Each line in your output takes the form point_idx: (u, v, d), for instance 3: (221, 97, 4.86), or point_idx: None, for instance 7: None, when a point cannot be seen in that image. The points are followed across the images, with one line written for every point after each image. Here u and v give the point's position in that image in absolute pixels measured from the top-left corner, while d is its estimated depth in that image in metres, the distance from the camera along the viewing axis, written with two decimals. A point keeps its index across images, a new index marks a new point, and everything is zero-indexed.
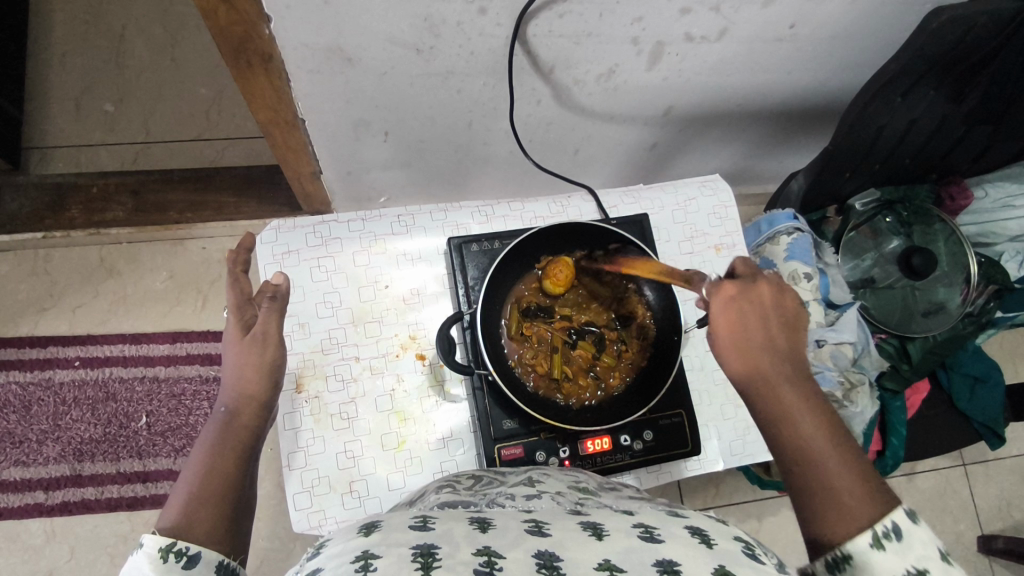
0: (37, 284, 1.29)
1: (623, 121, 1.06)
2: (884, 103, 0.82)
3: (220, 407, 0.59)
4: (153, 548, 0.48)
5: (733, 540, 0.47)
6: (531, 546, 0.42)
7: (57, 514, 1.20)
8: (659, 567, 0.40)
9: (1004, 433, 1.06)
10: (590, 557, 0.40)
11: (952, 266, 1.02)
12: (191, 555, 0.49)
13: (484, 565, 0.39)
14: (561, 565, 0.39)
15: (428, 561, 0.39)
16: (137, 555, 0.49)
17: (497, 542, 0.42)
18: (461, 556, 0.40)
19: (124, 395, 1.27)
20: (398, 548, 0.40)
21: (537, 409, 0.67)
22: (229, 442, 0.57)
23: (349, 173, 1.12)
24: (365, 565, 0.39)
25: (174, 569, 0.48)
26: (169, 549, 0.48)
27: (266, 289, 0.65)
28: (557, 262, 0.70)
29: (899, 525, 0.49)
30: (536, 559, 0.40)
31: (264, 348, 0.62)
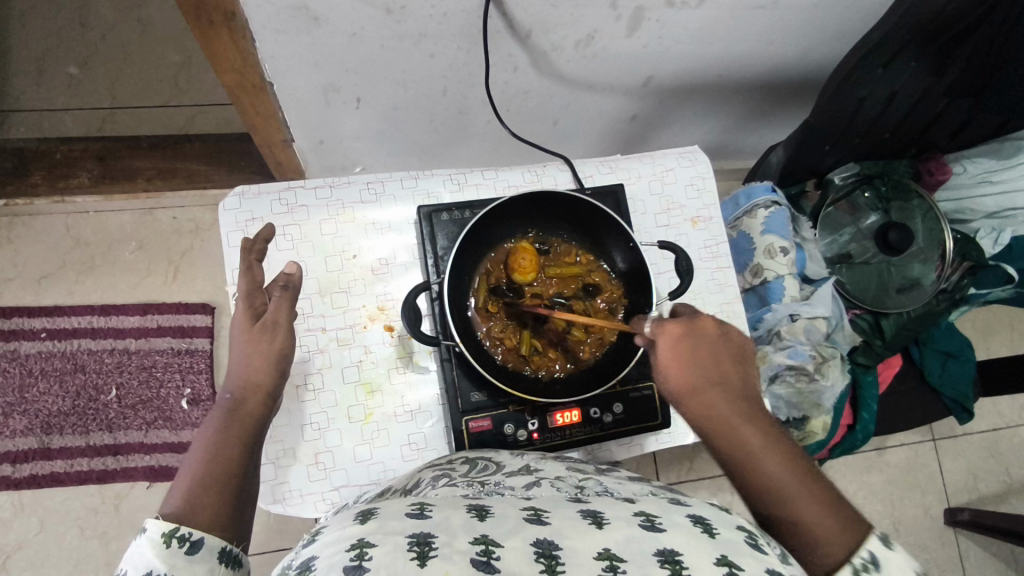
0: (1, 253, 1.25)
1: (603, 90, 1.03)
2: (864, 73, 0.80)
3: (224, 395, 0.58)
4: (155, 532, 0.48)
5: (736, 529, 0.46)
6: (531, 534, 0.41)
7: (25, 487, 1.18)
8: (660, 558, 0.40)
9: (972, 408, 1.08)
10: (588, 546, 0.40)
11: (928, 243, 1.02)
12: (193, 540, 0.48)
13: (481, 555, 0.38)
14: (560, 553, 0.39)
15: (425, 550, 0.38)
16: (139, 540, 0.48)
17: (495, 530, 0.41)
18: (458, 545, 0.39)
19: (94, 366, 1.24)
20: (394, 537, 0.40)
21: (505, 382, 0.66)
22: (234, 430, 0.56)
23: (321, 141, 1.10)
24: (360, 553, 0.38)
25: (177, 554, 0.47)
26: (171, 534, 0.48)
27: (277, 281, 0.63)
28: (521, 250, 0.69)
29: (876, 555, 0.48)
30: (534, 548, 0.39)
31: (271, 338, 0.60)
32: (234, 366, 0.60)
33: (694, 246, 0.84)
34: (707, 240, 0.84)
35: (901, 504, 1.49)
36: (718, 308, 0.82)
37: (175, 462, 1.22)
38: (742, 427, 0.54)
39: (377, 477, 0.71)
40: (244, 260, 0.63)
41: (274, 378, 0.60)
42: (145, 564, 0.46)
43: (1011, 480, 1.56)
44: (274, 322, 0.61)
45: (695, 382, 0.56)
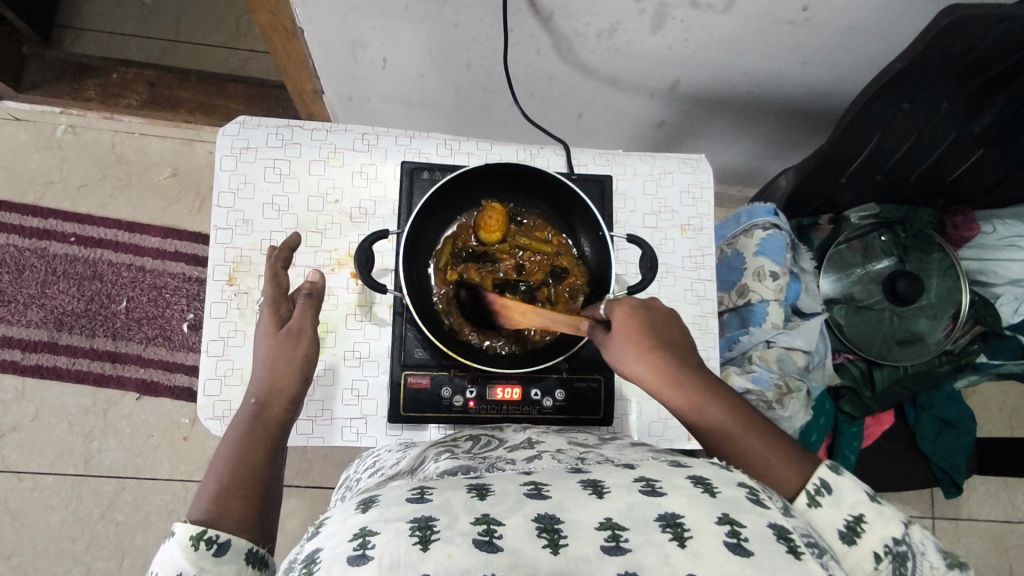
0: (50, 157, 1.34)
1: (628, 89, 1.02)
2: (884, 107, 0.76)
3: (249, 401, 0.58)
4: (184, 536, 0.49)
5: (738, 486, 0.42)
6: (532, 510, 0.39)
7: (29, 375, 1.26)
8: (662, 522, 0.37)
9: (962, 483, 1.03)
10: (589, 517, 0.38)
11: (940, 300, 0.96)
12: (221, 543, 0.50)
13: (483, 535, 0.37)
14: (561, 528, 0.38)
15: (426, 534, 0.37)
16: (169, 542, 0.49)
17: (496, 508, 0.39)
18: (460, 527, 0.38)
19: (111, 277, 1.32)
20: (395, 523, 0.38)
21: (447, 343, 0.66)
22: (255, 439, 0.56)
23: (350, 98, 1.13)
24: (363, 542, 0.37)
25: (206, 557, 0.49)
26: (199, 537, 0.49)
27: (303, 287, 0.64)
28: (489, 211, 0.69)
29: (826, 479, 0.50)
30: (535, 524, 0.38)
31: (293, 350, 0.60)
32: (254, 374, 0.60)
33: (679, 253, 0.82)
34: (693, 250, 0.82)
35: None
36: (691, 319, 0.80)
37: (165, 379, 1.28)
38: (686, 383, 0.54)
39: (314, 414, 0.72)
40: (271, 266, 0.65)
41: (297, 385, 0.60)
42: (176, 567, 0.48)
43: None
44: (299, 331, 0.61)
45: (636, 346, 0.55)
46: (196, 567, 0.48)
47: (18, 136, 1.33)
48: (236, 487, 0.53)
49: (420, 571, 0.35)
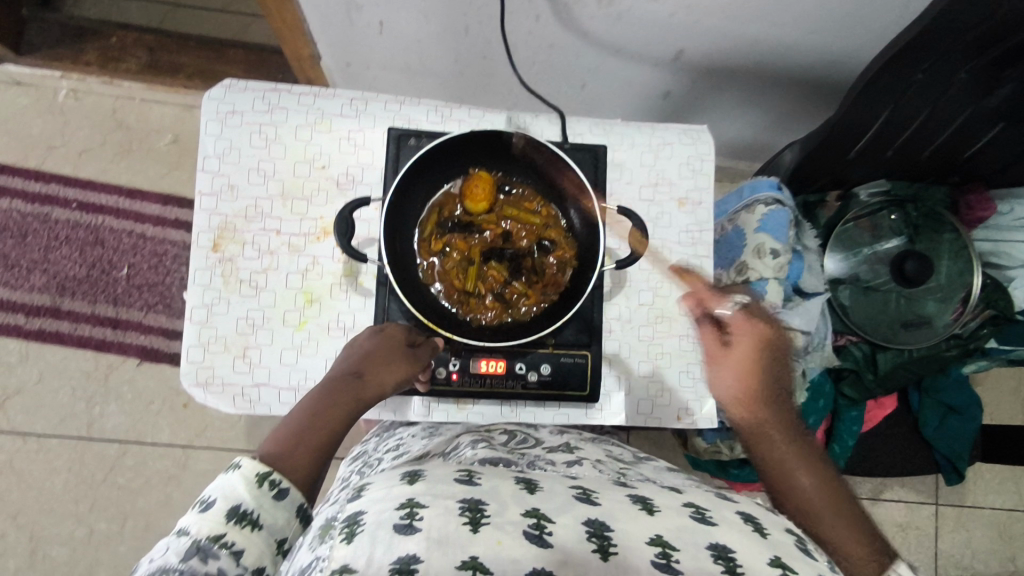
0: (51, 122, 1.33)
1: (633, 58, 0.98)
2: (894, 77, 0.72)
3: (348, 375, 0.62)
4: (249, 472, 0.55)
5: (784, 531, 0.47)
6: (582, 513, 0.43)
7: (32, 338, 1.27)
8: (713, 552, 0.42)
9: (965, 471, 1.01)
10: (642, 532, 0.42)
11: (951, 283, 0.93)
12: (281, 488, 0.55)
13: (534, 529, 0.41)
14: (611, 536, 0.42)
15: (475, 517, 0.41)
16: (232, 472, 0.55)
17: (547, 504, 0.44)
18: (511, 516, 0.42)
19: (112, 243, 1.32)
20: (445, 500, 0.42)
21: (430, 314, 0.65)
22: (336, 406, 0.61)
23: (348, 64, 1.10)
24: (411, 513, 0.40)
25: (265, 496, 0.54)
26: (264, 477, 0.55)
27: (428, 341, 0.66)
28: (476, 179, 0.68)
29: None
30: (586, 527, 0.42)
31: (400, 363, 0.63)
32: (362, 348, 0.64)
33: (676, 227, 0.79)
34: (690, 225, 0.79)
35: None
36: (685, 296, 0.78)
37: (166, 346, 1.29)
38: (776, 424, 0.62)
39: (298, 383, 0.72)
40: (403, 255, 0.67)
41: (387, 389, 0.63)
42: (236, 497, 0.53)
43: (1016, 569, 1.37)
44: (415, 354, 0.64)
45: (744, 373, 0.63)
46: (257, 502, 0.53)
47: (19, 101, 1.33)
48: (308, 436, 0.59)
49: (468, 552, 0.39)
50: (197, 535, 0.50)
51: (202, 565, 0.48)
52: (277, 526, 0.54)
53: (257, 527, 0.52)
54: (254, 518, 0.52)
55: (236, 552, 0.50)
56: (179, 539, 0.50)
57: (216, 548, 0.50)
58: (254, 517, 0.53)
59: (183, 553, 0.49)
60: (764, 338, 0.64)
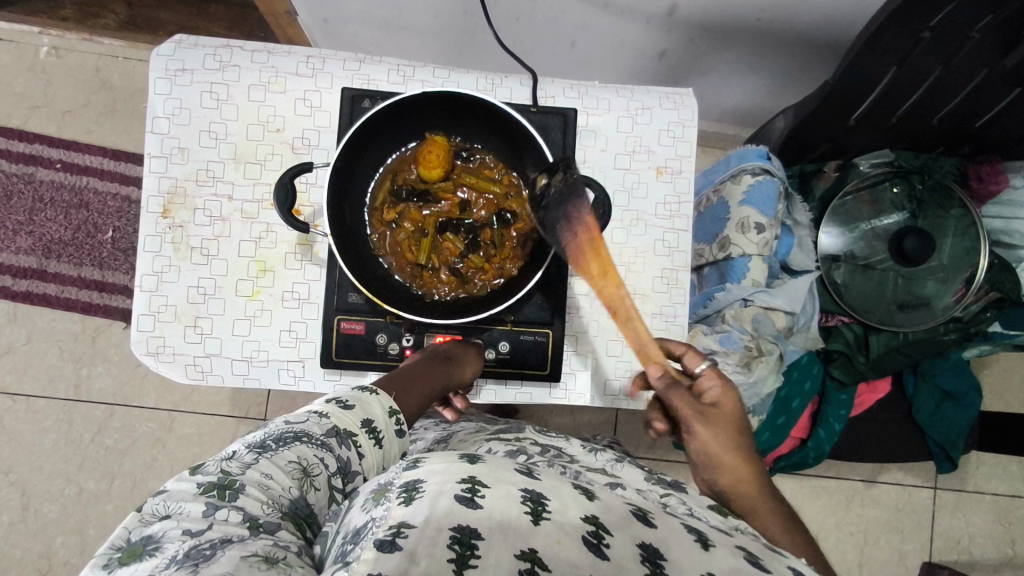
0: (33, 80, 1.30)
1: (621, 14, 0.92)
2: (895, 37, 0.66)
3: (455, 355, 0.63)
4: (382, 404, 0.55)
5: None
6: (638, 536, 0.41)
7: (20, 300, 1.28)
8: None
9: (958, 460, 0.96)
10: (692, 567, 0.40)
11: (954, 262, 0.87)
12: (402, 426, 0.55)
13: (592, 536, 0.40)
14: (663, 565, 0.39)
15: (537, 509, 0.40)
16: (370, 397, 0.55)
17: (604, 517, 0.42)
18: (571, 517, 0.40)
19: (96, 206, 1.30)
20: (509, 487, 0.41)
21: (378, 288, 0.62)
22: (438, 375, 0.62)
23: (326, 20, 1.06)
24: (474, 489, 0.39)
25: (392, 429, 0.54)
26: (394, 413, 0.55)
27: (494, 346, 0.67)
28: (431, 143, 0.63)
29: None
30: (640, 550, 0.40)
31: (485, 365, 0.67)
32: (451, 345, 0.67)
33: (652, 199, 0.74)
34: (668, 196, 0.75)
35: (876, 546, 1.31)
36: (659, 272, 0.74)
37: None
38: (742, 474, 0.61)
39: (250, 355, 0.70)
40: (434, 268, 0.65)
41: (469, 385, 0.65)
42: (371, 412, 0.53)
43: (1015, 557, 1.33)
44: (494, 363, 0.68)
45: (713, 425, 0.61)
46: (385, 425, 0.54)
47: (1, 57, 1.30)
48: (423, 393, 0.59)
49: (529, 543, 0.37)
50: (336, 421, 0.50)
51: (338, 447, 0.48)
52: (389, 457, 0.53)
53: (378, 447, 0.52)
54: (379, 437, 0.52)
55: (360, 456, 0.50)
56: (318, 418, 0.50)
57: (349, 441, 0.50)
58: (379, 436, 0.52)
59: (323, 430, 0.49)
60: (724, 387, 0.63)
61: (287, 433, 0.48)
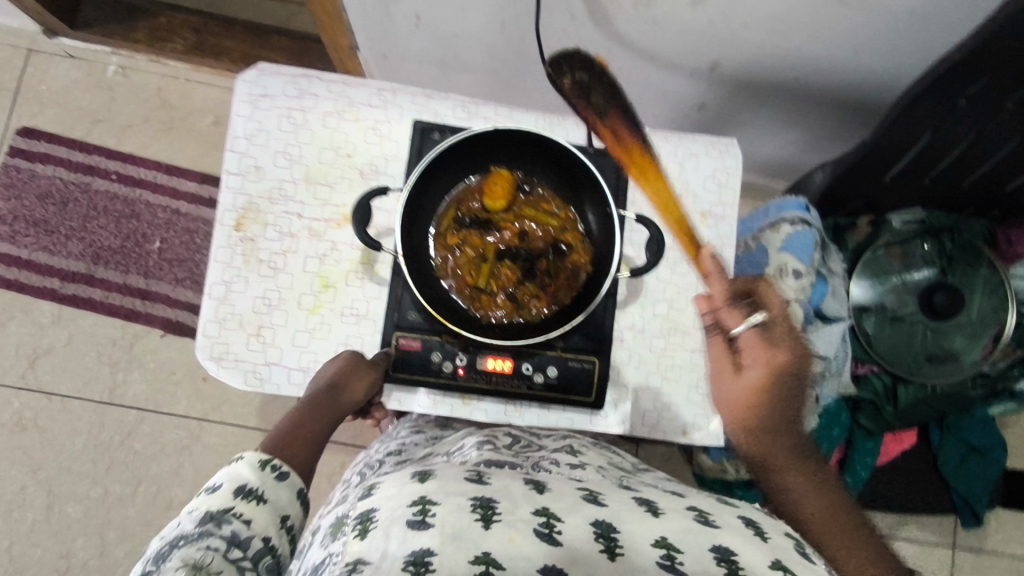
0: (99, 96, 1.37)
1: (668, 67, 0.98)
2: (935, 103, 0.71)
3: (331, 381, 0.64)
4: (251, 460, 0.54)
5: (783, 536, 0.48)
6: (590, 514, 0.44)
7: (67, 303, 1.32)
8: (716, 554, 0.42)
9: (983, 516, 0.97)
10: (646, 533, 0.43)
11: (981, 319, 0.89)
12: (281, 470, 0.54)
13: (544, 527, 0.42)
14: (617, 537, 0.43)
15: (487, 513, 0.42)
16: (236, 464, 0.53)
17: (556, 505, 0.44)
18: (522, 514, 0.42)
19: (147, 217, 1.36)
20: (456, 497, 0.43)
21: (439, 308, 0.65)
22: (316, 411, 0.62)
23: (385, 56, 1.12)
24: (424, 510, 0.41)
25: (269, 477, 0.53)
26: (265, 461, 0.54)
27: (542, 371, 0.69)
28: (496, 177, 0.69)
29: None
30: (594, 528, 0.43)
31: (366, 371, 0.67)
32: (329, 369, 0.67)
33: (697, 240, 0.78)
34: (711, 239, 0.78)
35: None
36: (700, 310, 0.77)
37: (191, 320, 1.33)
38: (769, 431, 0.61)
39: (307, 365, 0.73)
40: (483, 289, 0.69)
41: (359, 399, 0.65)
42: (242, 477, 0.52)
43: None
44: (378, 364, 0.68)
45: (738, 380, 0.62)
46: (260, 480, 0.52)
47: (71, 73, 1.37)
48: (301, 436, 0.59)
49: (483, 547, 0.39)
50: (206, 506, 0.49)
51: (217, 528, 0.47)
52: (281, 504, 0.52)
53: (263, 504, 0.51)
54: (258, 496, 0.51)
55: (246, 524, 0.48)
56: (187, 516, 0.48)
57: (226, 518, 0.48)
58: (258, 495, 0.51)
59: (195, 522, 0.47)
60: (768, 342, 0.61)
61: (163, 547, 0.45)
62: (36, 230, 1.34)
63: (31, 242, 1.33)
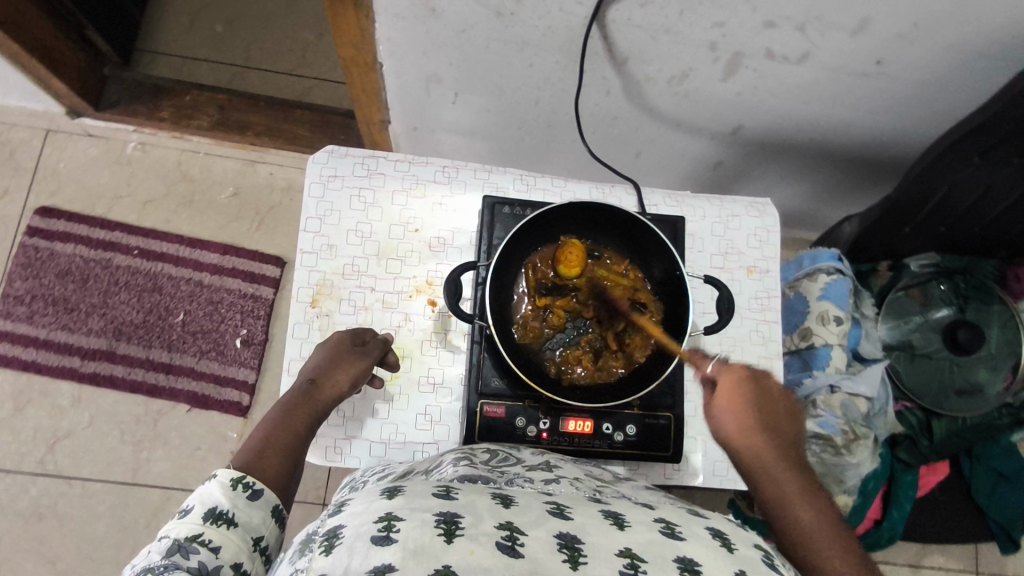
0: (118, 173, 1.38)
1: (690, 131, 1.05)
2: (954, 161, 0.78)
3: (307, 380, 0.67)
4: (225, 478, 0.57)
5: (753, 547, 0.48)
6: (554, 527, 0.43)
7: (87, 381, 1.29)
8: (680, 564, 0.42)
9: (1020, 540, 1.01)
10: (610, 545, 0.42)
11: (1002, 351, 0.97)
12: (255, 489, 0.57)
13: (506, 540, 0.41)
14: (581, 548, 0.41)
15: (450, 528, 0.41)
16: (210, 483, 0.57)
17: (519, 517, 0.44)
18: (484, 527, 0.41)
19: (170, 290, 1.35)
20: (421, 513, 0.42)
21: (528, 374, 0.68)
22: (298, 411, 0.66)
23: (415, 128, 1.17)
24: (388, 527, 0.40)
25: (241, 497, 0.56)
26: (238, 480, 0.57)
27: (621, 430, 0.72)
28: (569, 246, 0.72)
29: None
30: (557, 539, 0.42)
31: (352, 361, 0.69)
32: (316, 358, 0.70)
33: (745, 294, 0.83)
34: (759, 292, 0.83)
35: None
36: (756, 360, 0.81)
37: (216, 392, 1.31)
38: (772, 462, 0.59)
39: (388, 437, 0.74)
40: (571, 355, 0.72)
41: (346, 387, 0.69)
42: (213, 499, 0.55)
43: None
44: (369, 352, 0.71)
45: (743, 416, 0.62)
46: (231, 503, 0.55)
47: (90, 151, 1.38)
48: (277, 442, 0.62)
49: (443, 561, 0.38)
50: (175, 534, 0.52)
51: (184, 560, 0.50)
52: (253, 525, 0.55)
53: (233, 527, 0.54)
54: (229, 519, 0.54)
55: (214, 549, 0.52)
56: (158, 543, 0.51)
57: (194, 546, 0.51)
58: (228, 517, 0.54)
59: (163, 552, 0.50)
60: (754, 384, 0.64)
61: None
62: (54, 308, 1.32)
63: (49, 321, 1.31)
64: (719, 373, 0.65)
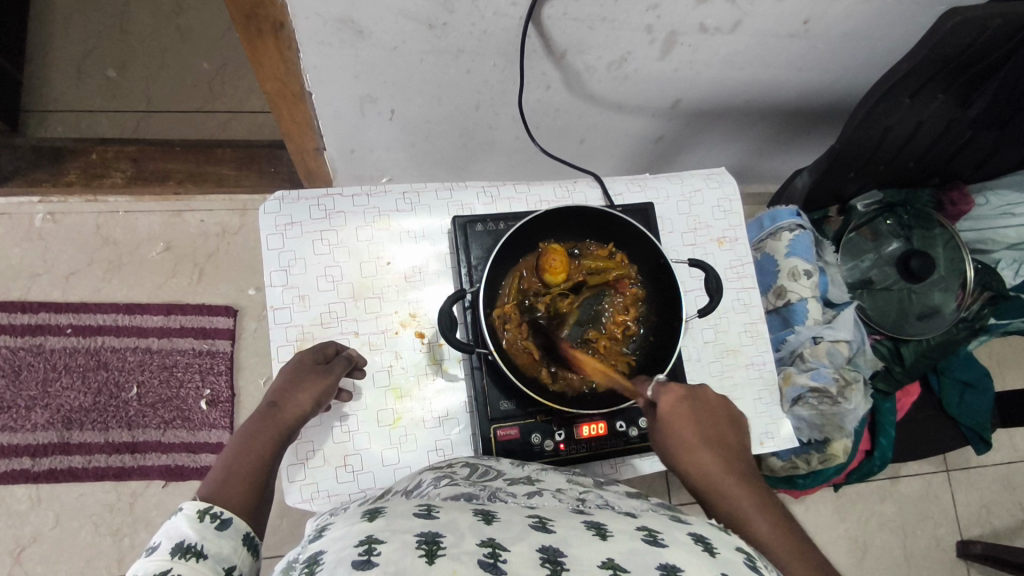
0: (31, 249, 1.26)
1: (630, 111, 1.05)
2: (889, 105, 0.81)
3: (269, 402, 0.64)
4: (191, 511, 0.54)
5: (734, 549, 0.47)
6: (537, 541, 0.41)
7: (44, 480, 1.19)
8: (663, 570, 0.40)
9: (990, 439, 1.08)
10: (593, 556, 0.40)
11: (950, 270, 1.04)
12: (223, 518, 0.55)
13: (489, 557, 0.39)
14: (564, 561, 0.39)
15: (432, 548, 0.39)
16: (176, 517, 0.54)
17: (500, 534, 0.42)
18: (466, 546, 0.39)
19: (116, 364, 1.25)
20: (403, 534, 0.40)
21: (536, 392, 0.67)
22: (260, 438, 0.62)
23: (352, 151, 1.11)
24: (369, 550, 0.38)
25: (209, 528, 0.53)
26: (205, 511, 0.54)
27: (635, 425, 0.73)
28: (552, 253, 0.70)
29: None
30: (539, 554, 0.40)
31: (314, 379, 0.65)
32: (277, 381, 0.66)
33: (722, 266, 0.85)
34: (734, 261, 0.85)
35: (916, 537, 1.41)
36: (744, 328, 0.83)
37: (191, 462, 1.23)
38: (723, 477, 0.60)
39: None
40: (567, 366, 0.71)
41: (309, 407, 0.65)
42: (180, 533, 0.52)
43: None
44: (331, 369, 0.66)
45: (683, 435, 0.63)
46: (200, 534, 0.52)
47: None
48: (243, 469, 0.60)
49: None
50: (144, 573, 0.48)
51: None
52: (224, 556, 0.53)
53: (203, 559, 0.51)
54: (199, 552, 0.51)
55: None
56: None
57: None
58: (198, 550, 0.51)
59: None
60: (695, 402, 0.64)
61: None
62: None
63: None
64: (658, 395, 0.65)
